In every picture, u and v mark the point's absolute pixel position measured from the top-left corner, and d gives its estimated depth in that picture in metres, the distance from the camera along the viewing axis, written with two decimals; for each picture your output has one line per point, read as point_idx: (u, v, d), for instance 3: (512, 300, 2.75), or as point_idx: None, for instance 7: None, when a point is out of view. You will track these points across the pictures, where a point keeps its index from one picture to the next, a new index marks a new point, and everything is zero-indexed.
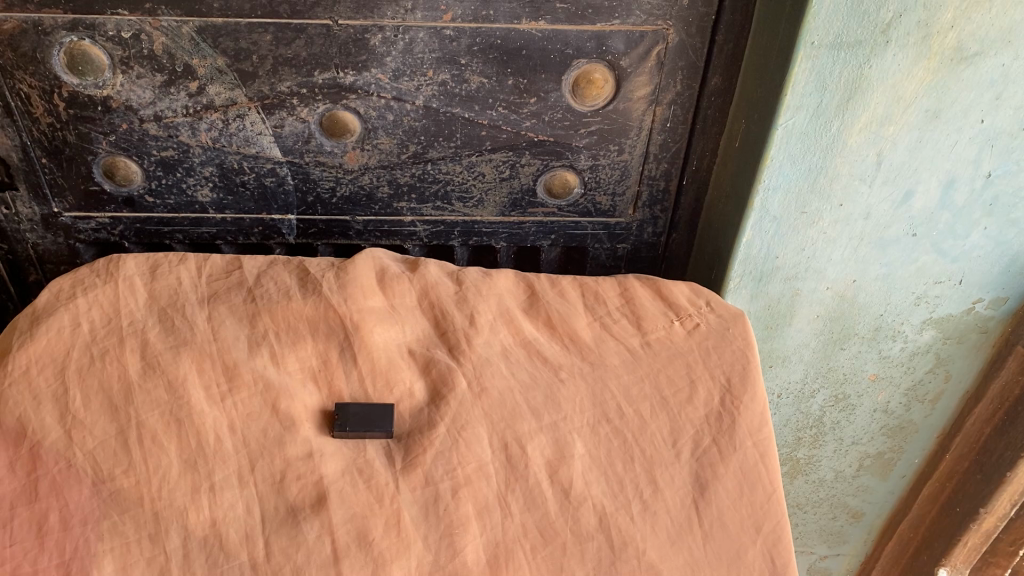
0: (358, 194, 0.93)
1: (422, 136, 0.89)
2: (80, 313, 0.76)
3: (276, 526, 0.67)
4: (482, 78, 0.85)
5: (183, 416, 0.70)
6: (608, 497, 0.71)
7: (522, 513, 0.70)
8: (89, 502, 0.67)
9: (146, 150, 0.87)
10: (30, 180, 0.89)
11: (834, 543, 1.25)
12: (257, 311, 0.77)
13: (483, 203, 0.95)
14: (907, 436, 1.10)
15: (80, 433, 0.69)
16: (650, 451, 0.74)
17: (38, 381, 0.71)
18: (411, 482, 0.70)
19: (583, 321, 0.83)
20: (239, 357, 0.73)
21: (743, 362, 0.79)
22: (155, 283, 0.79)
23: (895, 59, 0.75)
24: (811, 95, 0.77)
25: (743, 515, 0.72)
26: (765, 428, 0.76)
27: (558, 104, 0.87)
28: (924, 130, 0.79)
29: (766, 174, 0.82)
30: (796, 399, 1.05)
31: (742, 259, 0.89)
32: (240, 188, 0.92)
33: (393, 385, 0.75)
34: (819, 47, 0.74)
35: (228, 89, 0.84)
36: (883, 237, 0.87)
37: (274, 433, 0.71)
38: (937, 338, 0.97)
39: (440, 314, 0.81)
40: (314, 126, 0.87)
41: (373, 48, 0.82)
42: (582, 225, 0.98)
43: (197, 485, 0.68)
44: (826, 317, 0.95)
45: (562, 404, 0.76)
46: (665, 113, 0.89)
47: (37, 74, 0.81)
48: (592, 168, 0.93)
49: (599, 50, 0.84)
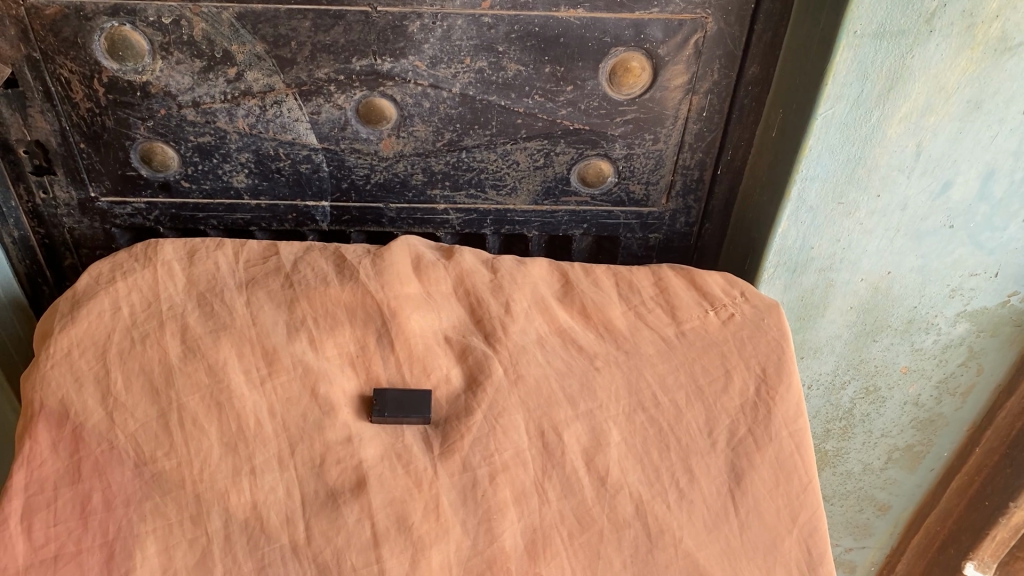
0: (393, 181, 0.93)
1: (458, 123, 0.89)
2: (120, 297, 0.76)
3: (317, 509, 0.67)
4: (519, 66, 0.85)
5: (223, 400, 0.71)
6: (644, 485, 0.72)
7: (560, 500, 0.70)
8: (131, 483, 0.67)
9: (183, 135, 0.88)
10: (68, 165, 0.90)
11: (860, 535, 1.25)
12: (295, 297, 0.77)
13: (517, 191, 0.95)
14: (937, 429, 1.09)
15: (122, 415, 0.70)
16: (686, 441, 0.74)
17: (80, 363, 0.72)
18: (449, 467, 0.70)
19: (618, 309, 0.83)
20: (278, 342, 0.74)
21: (779, 352, 0.79)
22: (193, 268, 0.80)
23: (938, 49, 0.74)
24: (852, 84, 0.77)
25: (779, 505, 0.72)
26: (801, 418, 0.76)
27: (594, 92, 0.87)
28: (966, 120, 0.78)
29: (804, 164, 0.82)
30: (827, 390, 1.04)
31: (777, 250, 0.89)
32: (275, 175, 0.92)
33: (430, 371, 0.75)
34: (861, 36, 0.74)
35: (266, 75, 0.84)
36: (919, 228, 0.86)
37: (314, 418, 0.71)
38: (971, 330, 0.97)
39: (475, 301, 0.81)
40: (350, 113, 0.88)
41: (411, 35, 0.82)
42: (615, 214, 0.98)
43: (238, 467, 0.69)
44: (860, 308, 0.94)
45: (598, 392, 0.76)
46: (702, 102, 0.89)
47: (78, 59, 0.82)
48: (627, 157, 0.92)
49: (637, 38, 0.83)
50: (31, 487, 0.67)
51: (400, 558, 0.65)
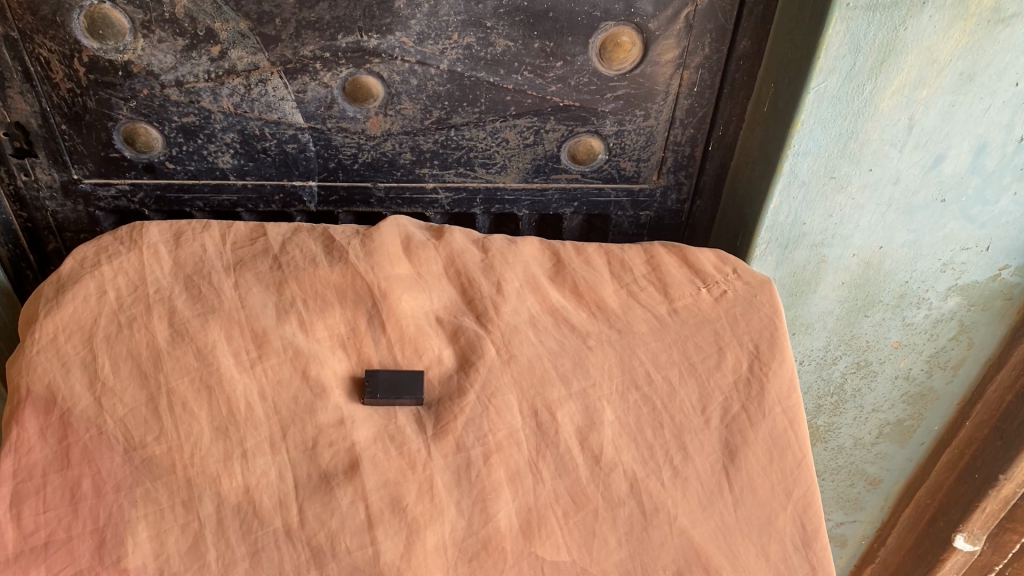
0: (381, 160, 0.92)
1: (446, 101, 0.88)
2: (106, 281, 0.75)
3: (310, 492, 0.67)
4: (507, 41, 0.83)
5: (213, 383, 0.70)
6: (639, 463, 0.72)
7: (554, 479, 0.70)
8: (121, 469, 0.67)
9: (167, 116, 0.86)
10: (49, 147, 0.88)
11: (851, 509, 1.26)
12: (284, 278, 0.76)
13: (507, 169, 0.94)
14: (927, 403, 1.10)
15: (110, 401, 0.69)
16: (680, 418, 0.74)
17: (66, 348, 0.71)
18: (442, 448, 0.70)
19: (609, 288, 0.82)
20: (267, 324, 0.73)
21: (771, 328, 0.79)
22: (180, 250, 0.79)
23: (931, 21, 0.73)
24: (844, 58, 0.76)
25: (773, 481, 0.72)
26: (794, 394, 0.76)
27: (584, 68, 0.86)
28: (958, 93, 0.78)
29: (796, 138, 0.81)
30: (818, 365, 1.04)
31: (769, 226, 0.89)
32: (261, 155, 0.91)
33: (422, 352, 0.75)
34: (855, 8, 0.73)
35: (250, 53, 0.83)
36: (911, 203, 0.86)
37: (305, 401, 0.70)
38: (961, 305, 0.97)
39: (466, 281, 0.80)
40: (336, 91, 0.86)
41: (398, 11, 0.81)
42: (606, 192, 0.97)
43: (229, 451, 0.68)
44: (851, 284, 0.94)
45: (591, 371, 0.76)
46: (693, 77, 0.88)
47: (56, 38, 0.80)
48: (618, 134, 0.92)
49: (627, 12, 0.82)
50: (19, 473, 0.66)
51: (394, 540, 0.65)
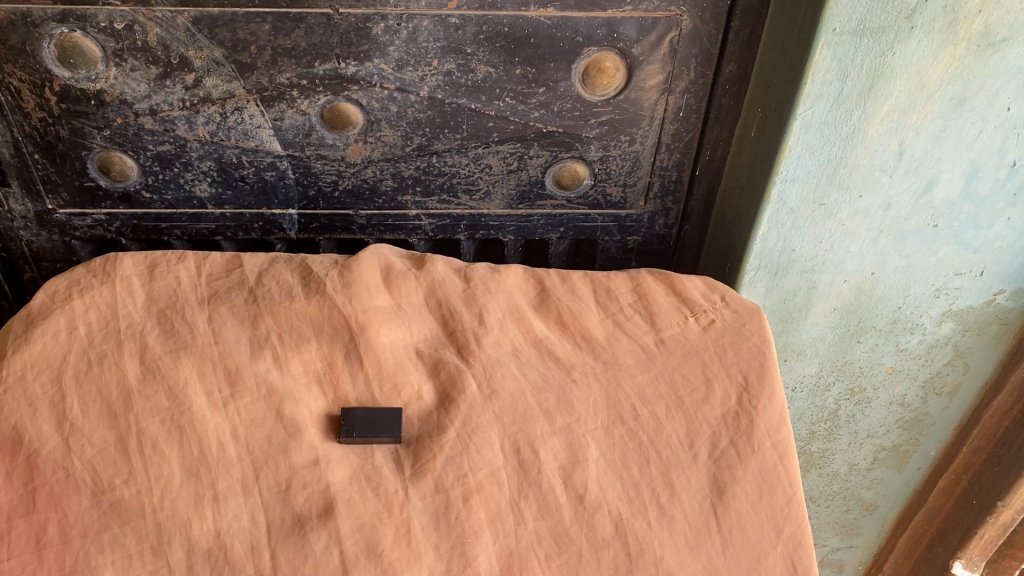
0: (362, 188, 0.90)
1: (427, 127, 0.86)
2: (77, 316, 0.73)
3: (283, 536, 0.65)
4: (488, 67, 0.82)
5: (184, 422, 0.68)
6: (624, 502, 0.69)
7: (537, 520, 0.68)
8: (89, 513, 0.64)
9: (141, 144, 0.85)
10: (23, 176, 0.86)
11: (847, 535, 1.24)
12: (259, 312, 0.74)
13: (490, 195, 0.92)
14: (923, 429, 1.08)
15: (78, 442, 0.67)
16: (666, 454, 0.72)
17: (34, 387, 0.69)
18: (421, 489, 0.67)
19: (595, 317, 0.80)
20: (241, 361, 0.71)
21: (760, 359, 0.77)
22: (154, 283, 0.77)
23: (919, 46, 0.72)
24: (832, 83, 0.74)
25: (763, 519, 0.70)
26: (784, 427, 0.74)
27: (567, 94, 0.84)
28: (949, 118, 0.76)
29: (784, 165, 0.79)
30: (811, 392, 1.02)
31: (758, 252, 0.87)
32: (240, 183, 0.89)
33: (401, 388, 0.73)
34: (841, 33, 0.71)
35: (225, 81, 0.81)
36: (903, 229, 0.84)
37: (279, 440, 0.68)
38: (956, 330, 0.95)
39: (447, 313, 0.78)
40: (315, 118, 0.84)
41: (375, 37, 0.79)
42: (592, 217, 0.95)
43: (200, 494, 0.66)
44: (843, 310, 0.92)
45: (575, 406, 0.74)
46: (678, 102, 0.86)
47: (27, 67, 0.78)
48: (603, 159, 0.90)
49: (610, 37, 0.81)
50: None
51: None
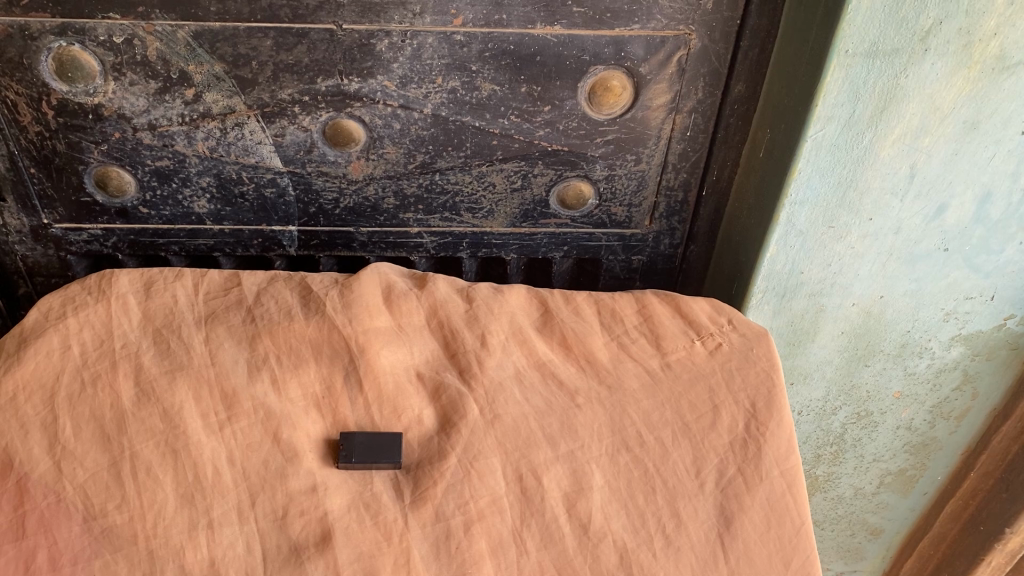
0: (363, 205, 0.89)
1: (430, 145, 0.85)
2: (71, 335, 0.71)
3: (279, 566, 0.63)
4: (494, 85, 0.80)
5: (179, 446, 0.66)
6: (629, 532, 0.68)
7: (539, 550, 0.66)
8: (80, 539, 0.63)
9: (140, 159, 0.83)
10: (18, 191, 0.85)
11: (851, 559, 1.22)
12: (257, 332, 0.72)
13: (494, 214, 0.91)
14: (930, 454, 1.06)
15: (70, 465, 0.65)
16: (673, 482, 0.70)
17: (26, 408, 0.67)
18: (420, 518, 0.66)
19: (599, 340, 0.78)
20: (238, 383, 0.69)
21: (769, 384, 0.75)
22: (150, 301, 0.75)
23: (933, 68, 0.70)
24: (843, 105, 0.73)
25: (771, 550, 0.68)
26: (792, 455, 0.72)
27: (573, 112, 0.83)
28: (962, 142, 0.75)
29: (793, 187, 0.78)
30: (817, 416, 1.01)
31: (765, 275, 0.85)
32: (239, 200, 0.87)
33: (401, 412, 0.71)
34: (854, 54, 0.70)
35: (226, 96, 0.79)
36: (913, 252, 0.83)
37: (275, 465, 0.67)
38: (965, 355, 0.93)
39: (449, 334, 0.77)
40: (316, 135, 0.83)
41: (379, 53, 0.78)
42: (596, 236, 0.94)
43: (194, 521, 0.64)
44: (851, 333, 0.91)
45: (579, 431, 0.72)
46: (685, 121, 0.85)
47: (23, 80, 0.77)
48: (608, 179, 0.89)
49: (618, 55, 0.79)
50: None
51: None
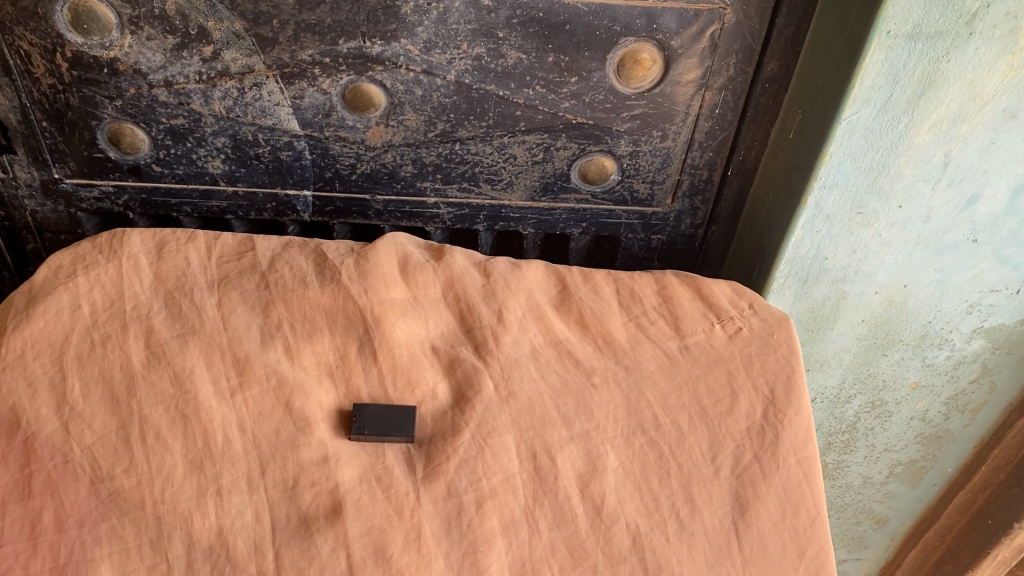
0: (380, 172, 0.87)
1: (452, 113, 0.83)
2: (81, 294, 0.70)
3: (288, 536, 0.62)
4: (520, 53, 0.78)
5: (190, 412, 0.65)
6: (643, 516, 0.67)
7: (551, 530, 0.65)
8: (87, 502, 0.62)
9: (154, 117, 0.81)
10: (29, 144, 0.83)
11: (855, 547, 1.22)
12: (271, 299, 0.71)
13: (513, 186, 0.89)
14: (942, 445, 1.05)
15: (78, 427, 0.64)
16: (688, 467, 0.69)
17: (34, 366, 0.66)
18: (432, 493, 0.65)
19: (618, 320, 0.77)
20: (251, 349, 0.68)
21: (789, 371, 0.74)
22: (162, 263, 0.73)
23: (976, 53, 0.68)
24: (881, 88, 0.71)
25: (785, 539, 0.67)
26: (810, 444, 0.71)
27: (600, 85, 0.81)
28: (1000, 130, 0.73)
29: (823, 170, 0.76)
30: (831, 403, 0.99)
31: (789, 259, 0.84)
32: (254, 161, 0.86)
33: (415, 385, 0.70)
34: (895, 36, 0.68)
35: (245, 55, 0.77)
36: (941, 242, 0.81)
37: (287, 435, 0.66)
38: (985, 347, 0.92)
39: (466, 308, 0.75)
40: (336, 98, 0.81)
41: (404, 16, 0.76)
42: (616, 213, 0.92)
43: (203, 488, 0.63)
44: (871, 322, 0.89)
45: (595, 412, 0.71)
46: (714, 98, 0.83)
47: (38, 30, 0.75)
48: (632, 154, 0.87)
49: (649, 28, 0.77)
50: None
51: None
